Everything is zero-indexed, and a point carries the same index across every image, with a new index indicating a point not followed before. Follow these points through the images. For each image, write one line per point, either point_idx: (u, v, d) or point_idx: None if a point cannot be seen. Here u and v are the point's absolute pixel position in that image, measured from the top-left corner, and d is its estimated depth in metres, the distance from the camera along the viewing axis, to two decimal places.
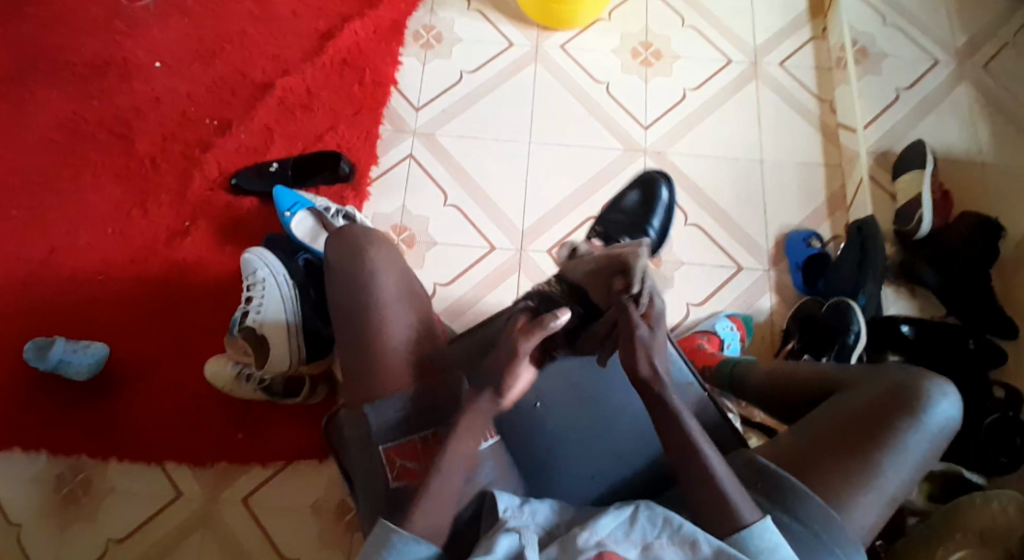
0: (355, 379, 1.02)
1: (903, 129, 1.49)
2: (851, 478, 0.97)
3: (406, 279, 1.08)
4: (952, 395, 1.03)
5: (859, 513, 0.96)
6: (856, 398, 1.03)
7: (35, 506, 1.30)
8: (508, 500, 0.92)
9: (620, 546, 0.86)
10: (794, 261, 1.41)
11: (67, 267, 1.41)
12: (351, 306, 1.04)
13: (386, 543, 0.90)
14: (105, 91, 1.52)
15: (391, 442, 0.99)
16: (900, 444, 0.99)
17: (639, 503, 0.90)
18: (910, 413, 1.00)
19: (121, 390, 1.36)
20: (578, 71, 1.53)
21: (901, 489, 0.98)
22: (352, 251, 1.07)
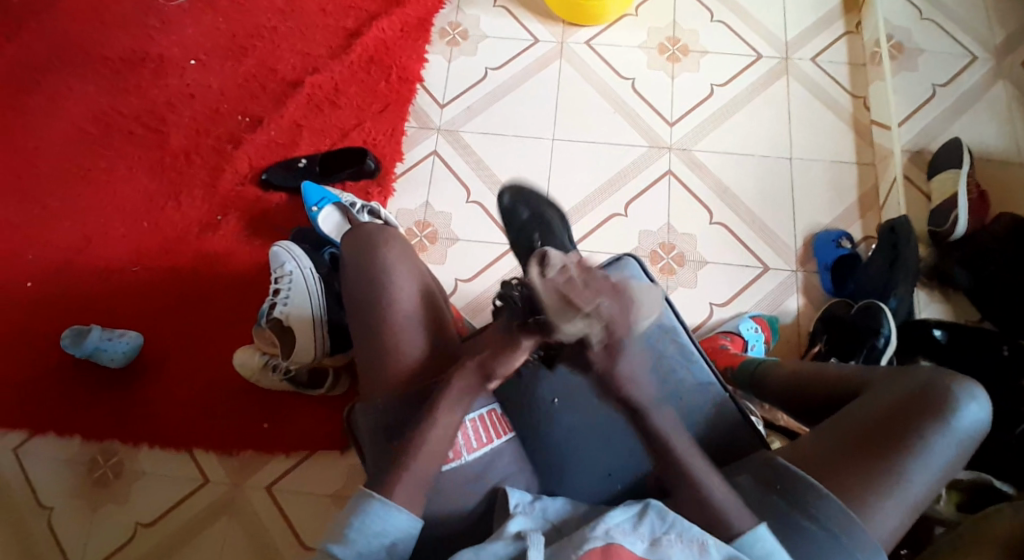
0: (371, 373, 1.03)
1: (939, 127, 1.44)
2: (872, 480, 0.95)
3: (417, 269, 1.08)
4: (981, 398, 1.00)
5: (881, 516, 0.94)
6: (880, 398, 1.01)
7: (67, 489, 1.35)
8: (519, 497, 0.95)
9: (627, 539, 0.85)
10: (822, 261, 1.38)
11: (103, 257, 1.45)
12: (364, 303, 1.04)
13: (359, 506, 0.92)
14: (141, 86, 1.57)
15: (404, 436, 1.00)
16: (924, 447, 0.96)
17: (649, 501, 0.89)
18: (935, 415, 0.98)
19: (152, 378, 1.40)
20: (603, 68, 1.52)
21: (925, 494, 0.96)
22: (363, 244, 1.07)
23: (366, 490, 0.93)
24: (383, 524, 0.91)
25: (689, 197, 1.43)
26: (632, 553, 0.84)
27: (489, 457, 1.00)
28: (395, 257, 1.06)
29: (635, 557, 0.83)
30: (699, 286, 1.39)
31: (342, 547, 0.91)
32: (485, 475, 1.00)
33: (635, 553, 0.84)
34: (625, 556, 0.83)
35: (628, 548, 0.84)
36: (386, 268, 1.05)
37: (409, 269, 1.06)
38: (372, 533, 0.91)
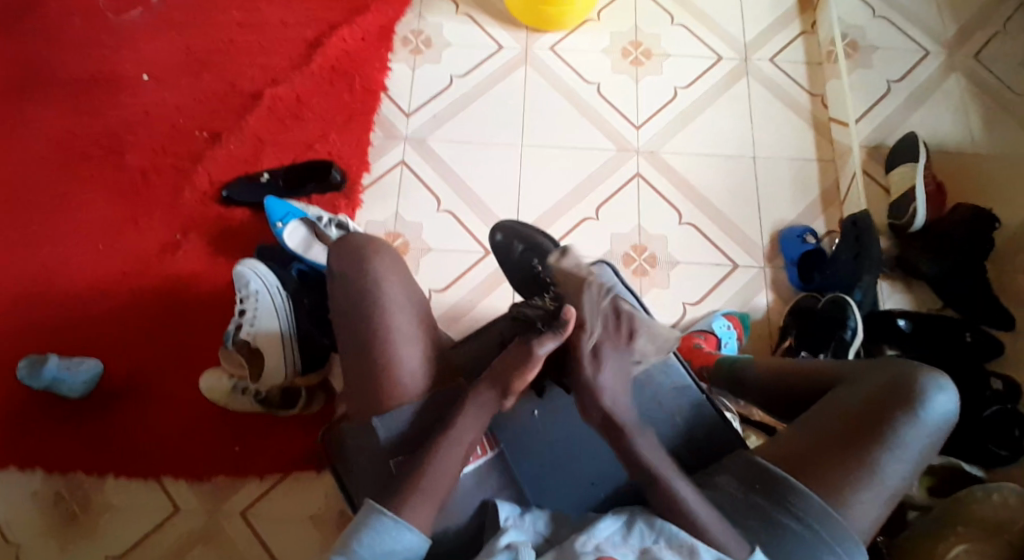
0: (362, 389, 1.01)
1: (895, 122, 1.49)
2: (849, 475, 0.96)
3: (407, 283, 1.07)
4: (950, 388, 1.01)
5: (859, 510, 0.95)
6: (854, 394, 1.02)
7: (32, 525, 1.29)
8: (509, 510, 0.95)
9: (616, 551, 0.88)
10: (788, 257, 1.41)
11: (60, 282, 1.40)
12: (358, 315, 1.03)
13: (367, 523, 0.90)
14: (92, 104, 1.51)
15: (400, 455, 0.99)
16: (898, 440, 0.97)
17: (639, 512, 0.92)
18: (907, 407, 0.98)
19: (117, 405, 1.35)
20: (569, 72, 1.52)
21: (901, 483, 0.97)
22: (354, 257, 1.06)
23: (379, 509, 0.91)
24: (394, 541, 0.90)
25: (659, 198, 1.44)
26: None
27: (479, 472, 1.01)
28: (387, 270, 1.05)
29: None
30: (672, 286, 1.40)
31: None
32: (479, 489, 1.00)
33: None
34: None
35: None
36: (379, 281, 1.04)
37: (401, 282, 1.05)
38: (383, 550, 0.90)
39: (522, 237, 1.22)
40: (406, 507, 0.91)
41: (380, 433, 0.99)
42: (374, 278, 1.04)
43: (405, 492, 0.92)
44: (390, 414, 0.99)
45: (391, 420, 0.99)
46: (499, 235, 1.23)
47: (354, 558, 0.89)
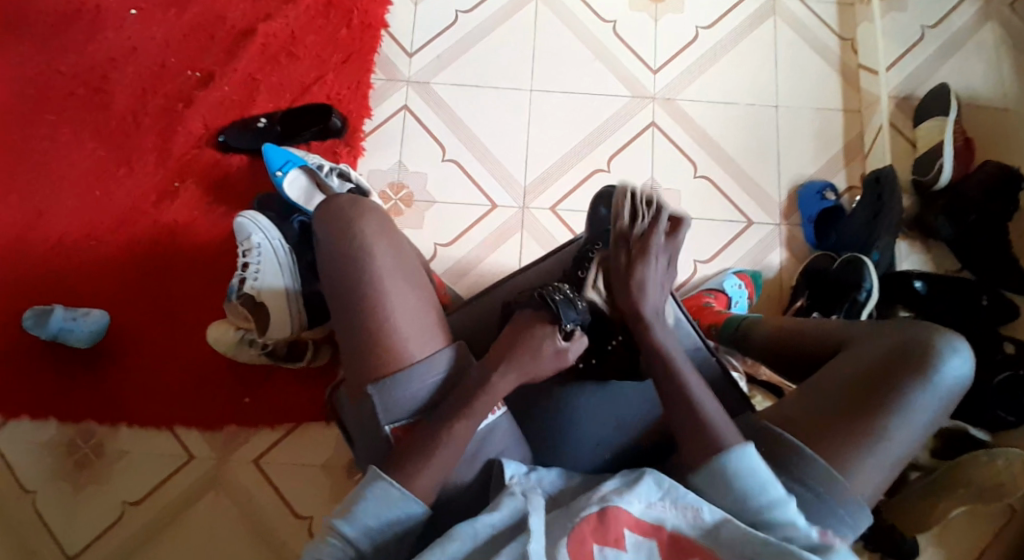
0: (357, 360, 0.96)
1: (926, 72, 1.41)
2: (855, 437, 0.90)
3: (398, 247, 1.01)
4: (964, 350, 0.94)
5: (866, 473, 0.89)
6: (862, 356, 0.95)
7: (46, 473, 1.31)
8: (514, 468, 0.90)
9: (625, 500, 0.83)
10: (806, 214, 1.36)
11: (58, 230, 1.37)
12: (349, 286, 0.97)
13: (363, 492, 0.89)
14: (80, 41, 1.45)
15: (399, 421, 0.95)
16: (906, 405, 0.91)
17: (644, 469, 0.85)
18: (920, 368, 0.92)
19: (122, 356, 1.35)
20: (583, 10, 1.45)
21: (909, 451, 0.91)
22: (339, 226, 0.99)
23: (381, 480, 0.89)
24: (392, 508, 0.89)
25: (674, 148, 1.39)
26: (631, 517, 0.82)
27: (488, 427, 0.95)
28: (376, 235, 0.99)
29: (631, 521, 0.82)
30: (684, 243, 1.36)
31: (348, 525, 0.88)
32: (482, 450, 0.94)
33: (631, 516, 0.82)
34: (622, 520, 0.81)
35: (626, 512, 0.82)
36: (367, 248, 0.98)
37: (390, 248, 0.99)
38: (379, 514, 0.88)
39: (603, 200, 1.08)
40: (412, 479, 0.89)
41: (375, 402, 0.94)
42: (362, 247, 0.98)
43: (411, 464, 0.90)
44: (385, 381, 0.94)
45: (385, 388, 0.94)
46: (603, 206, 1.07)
47: (352, 520, 0.88)
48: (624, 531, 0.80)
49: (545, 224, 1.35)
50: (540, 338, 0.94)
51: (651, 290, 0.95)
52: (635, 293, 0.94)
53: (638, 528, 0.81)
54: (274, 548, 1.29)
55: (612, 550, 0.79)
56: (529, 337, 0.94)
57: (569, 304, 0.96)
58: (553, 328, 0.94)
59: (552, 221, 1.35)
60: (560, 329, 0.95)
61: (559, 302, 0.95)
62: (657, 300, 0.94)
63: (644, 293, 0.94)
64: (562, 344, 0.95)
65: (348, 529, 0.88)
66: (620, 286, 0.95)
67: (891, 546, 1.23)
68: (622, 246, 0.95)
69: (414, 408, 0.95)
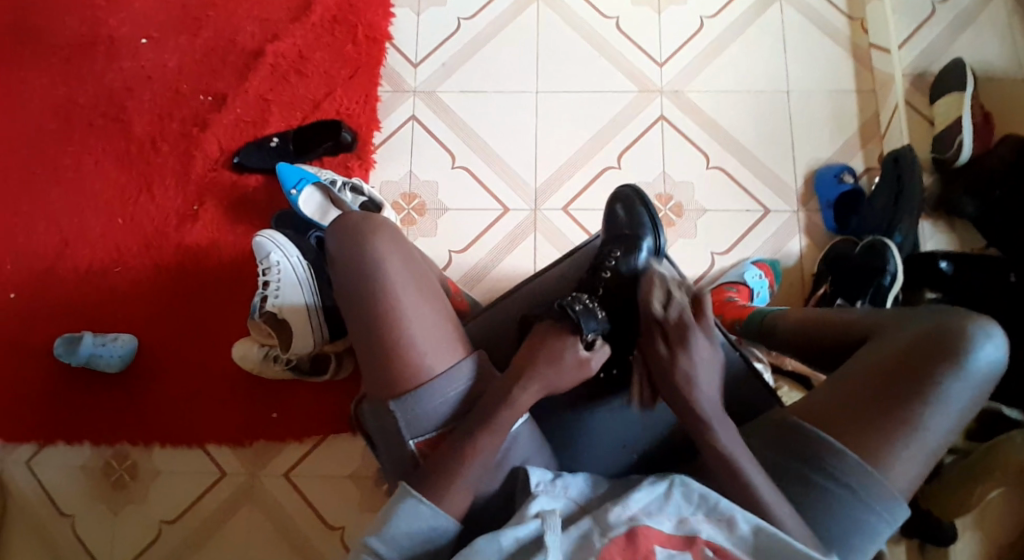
0: (378, 373, 0.97)
1: (941, 47, 1.37)
2: (887, 430, 0.88)
3: (410, 258, 1.02)
4: (997, 333, 0.91)
5: (900, 466, 0.88)
6: (891, 343, 0.93)
7: (85, 496, 1.35)
8: (540, 474, 0.91)
9: (654, 520, 0.83)
10: (824, 198, 1.34)
11: (84, 258, 1.41)
12: (365, 302, 0.98)
13: (395, 510, 0.89)
14: (95, 72, 1.48)
15: (422, 434, 0.96)
16: (939, 394, 0.88)
17: (674, 478, 0.86)
18: (952, 355, 0.89)
19: (152, 379, 1.37)
20: (585, 8, 1.44)
21: (944, 440, 0.89)
22: (352, 240, 1.00)
23: (411, 496, 0.89)
24: (422, 523, 0.89)
25: (685, 141, 1.37)
26: (663, 535, 0.82)
27: (512, 436, 0.95)
28: (388, 248, 1.00)
29: (663, 538, 0.82)
30: (700, 236, 1.34)
31: (381, 544, 0.89)
32: (507, 457, 0.95)
33: (663, 533, 0.83)
34: (654, 539, 0.82)
35: (656, 529, 0.83)
36: (381, 264, 0.98)
37: (403, 260, 1.00)
38: (411, 530, 0.89)
39: (618, 201, 1.08)
40: (441, 496, 0.90)
41: (399, 418, 0.95)
42: (375, 260, 0.99)
43: (438, 480, 0.91)
44: (407, 397, 0.95)
45: (407, 404, 0.95)
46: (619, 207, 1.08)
47: (383, 538, 0.89)
48: (656, 548, 0.81)
49: (558, 225, 1.34)
50: (562, 347, 0.94)
51: (703, 377, 0.89)
52: (685, 387, 0.88)
53: (670, 543, 0.82)
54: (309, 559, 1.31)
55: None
56: (547, 347, 0.94)
57: (589, 314, 0.95)
58: (575, 338, 0.94)
59: (565, 222, 1.35)
60: (581, 339, 0.95)
61: (579, 312, 0.95)
62: (710, 389, 0.88)
63: (695, 383, 0.88)
64: (583, 353, 0.95)
65: (382, 547, 0.89)
66: (667, 379, 0.89)
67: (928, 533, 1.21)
68: (658, 333, 0.89)
69: (437, 421, 0.96)
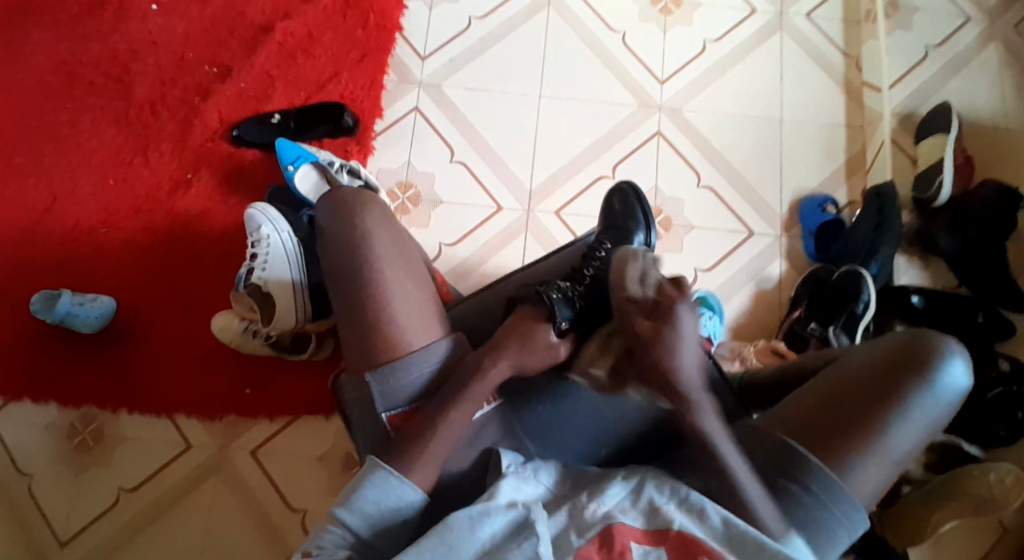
0: (357, 344, 0.97)
1: (929, 91, 1.43)
2: (853, 439, 0.90)
3: (397, 239, 1.02)
4: (963, 357, 0.93)
5: (862, 475, 0.90)
6: (862, 358, 0.95)
7: (47, 457, 1.32)
8: (511, 457, 0.91)
9: (628, 516, 0.83)
10: (807, 226, 1.37)
11: (70, 216, 1.39)
12: (351, 278, 0.98)
13: (368, 478, 0.89)
14: (99, 31, 1.48)
15: (395, 408, 0.95)
16: (903, 409, 0.91)
17: (647, 475, 0.86)
18: (923, 374, 0.92)
19: (126, 343, 1.36)
20: (593, 19, 1.48)
21: (907, 453, 0.91)
22: (343, 216, 1.00)
23: (379, 468, 0.89)
24: (392, 493, 0.88)
25: (678, 157, 1.41)
26: (636, 531, 0.82)
27: (481, 421, 0.98)
28: (377, 226, 1.00)
29: (637, 534, 0.82)
30: (685, 251, 1.37)
31: (349, 514, 0.88)
32: (476, 440, 0.97)
33: (637, 528, 0.83)
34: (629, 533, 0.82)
35: (631, 526, 0.83)
36: (368, 240, 0.99)
37: (391, 238, 1.00)
38: (379, 501, 0.88)
39: (614, 193, 1.15)
40: (410, 467, 0.90)
41: (373, 390, 0.95)
42: (363, 237, 0.99)
43: (410, 451, 0.90)
44: (384, 369, 0.94)
45: (383, 375, 0.94)
46: (613, 198, 1.15)
47: (351, 509, 0.88)
48: (630, 543, 0.81)
49: (549, 227, 1.37)
50: (535, 330, 0.96)
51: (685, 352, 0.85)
52: (667, 360, 0.84)
53: (645, 540, 0.82)
54: (270, 537, 1.30)
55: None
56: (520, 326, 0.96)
57: (566, 301, 0.97)
58: (547, 323, 0.96)
59: (557, 225, 1.37)
60: (554, 326, 0.96)
61: (555, 299, 0.97)
62: (691, 364, 0.85)
63: (679, 359, 0.84)
64: (555, 339, 0.96)
65: (354, 516, 0.87)
66: (648, 350, 0.85)
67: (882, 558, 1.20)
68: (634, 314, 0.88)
69: (412, 394, 0.95)
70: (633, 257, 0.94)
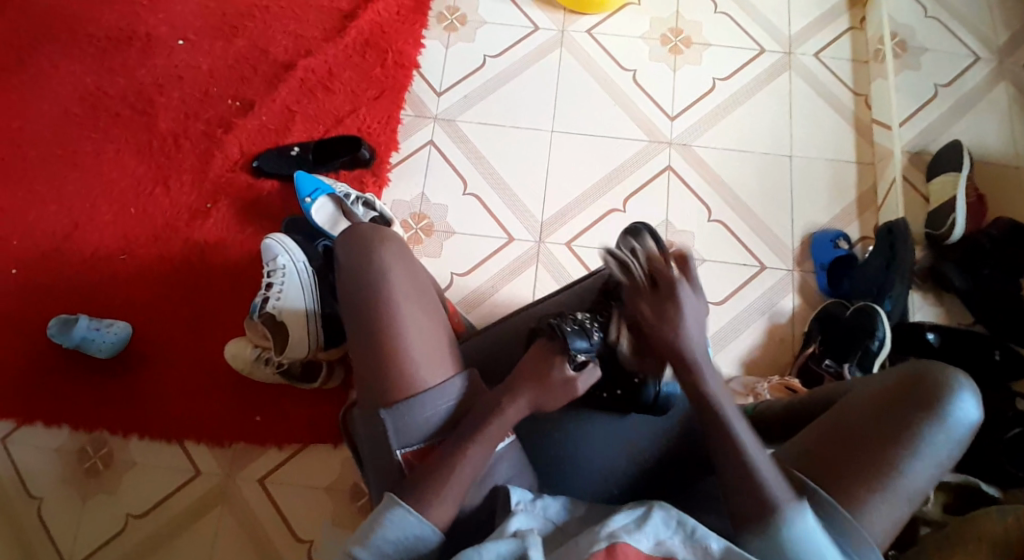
0: (372, 380, 0.94)
1: (939, 129, 1.45)
2: (862, 477, 0.88)
3: (415, 273, 1.00)
4: (973, 390, 0.90)
5: (873, 514, 0.87)
6: (869, 392, 0.93)
7: (56, 481, 1.33)
8: (521, 493, 0.89)
9: (633, 537, 0.81)
10: (819, 261, 1.37)
11: (91, 244, 1.42)
12: (366, 311, 0.96)
13: (386, 515, 0.86)
14: (128, 66, 1.53)
15: (411, 445, 0.93)
16: (913, 444, 0.88)
17: (655, 503, 0.84)
18: (932, 408, 0.89)
19: (139, 367, 1.37)
20: (605, 58, 1.52)
21: (920, 490, 0.88)
22: (361, 247, 0.98)
23: (398, 506, 0.86)
24: (409, 534, 0.86)
25: (689, 191, 1.42)
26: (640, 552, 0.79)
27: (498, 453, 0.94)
28: (396, 259, 0.98)
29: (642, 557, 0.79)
30: None
31: (366, 551, 0.85)
32: (491, 474, 0.93)
33: (641, 552, 0.80)
34: (632, 557, 0.79)
35: (635, 547, 0.80)
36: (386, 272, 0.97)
37: (409, 271, 0.98)
38: (396, 539, 0.86)
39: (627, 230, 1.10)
40: (423, 503, 0.87)
41: (388, 425, 0.93)
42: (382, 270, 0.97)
43: (424, 488, 0.87)
44: (399, 405, 0.92)
45: (399, 412, 0.92)
46: None
47: (367, 546, 0.85)
48: None
49: (559, 258, 1.38)
50: (549, 364, 0.91)
51: (690, 329, 0.86)
52: (677, 338, 0.86)
53: None
54: None
55: None
56: (535, 363, 0.92)
57: (581, 333, 0.91)
58: (563, 356, 0.91)
59: (567, 256, 1.38)
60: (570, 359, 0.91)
61: (570, 330, 0.92)
62: (700, 339, 0.86)
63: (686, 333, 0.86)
64: (571, 372, 0.91)
65: (365, 555, 0.85)
66: (656, 332, 0.86)
67: None
68: (642, 297, 0.87)
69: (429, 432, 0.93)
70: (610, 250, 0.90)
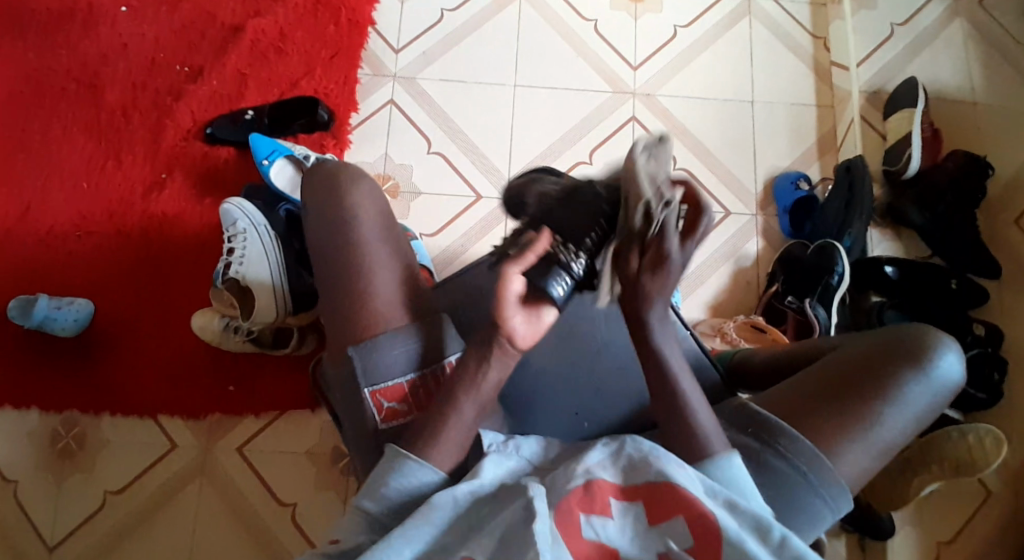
0: (341, 327, 0.92)
1: (896, 67, 1.47)
2: (840, 422, 0.89)
3: (385, 218, 0.98)
4: (956, 352, 0.93)
5: (848, 457, 0.88)
6: (855, 346, 0.94)
7: (29, 465, 1.30)
8: (493, 436, 0.88)
9: (606, 474, 0.81)
10: (782, 204, 1.39)
11: (46, 222, 1.38)
12: (335, 257, 0.94)
13: (395, 468, 0.84)
14: (68, 36, 1.47)
15: (379, 385, 0.91)
16: (894, 396, 0.89)
17: (626, 437, 0.85)
18: (915, 364, 0.91)
19: (106, 345, 1.34)
20: (567, 9, 1.50)
21: (895, 442, 0.90)
22: (330, 190, 0.97)
23: (405, 458, 0.84)
24: (416, 486, 0.84)
25: None
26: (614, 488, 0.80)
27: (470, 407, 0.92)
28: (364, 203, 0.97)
29: (616, 492, 0.80)
30: None
31: (373, 503, 0.84)
32: None
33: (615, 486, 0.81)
34: (607, 491, 0.80)
35: (607, 481, 0.81)
36: (355, 218, 0.96)
37: (378, 218, 0.97)
38: (405, 492, 0.84)
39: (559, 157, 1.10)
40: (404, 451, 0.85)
41: (356, 364, 0.91)
42: (351, 213, 0.96)
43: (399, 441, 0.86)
44: (365, 344, 0.91)
45: (365, 351, 0.91)
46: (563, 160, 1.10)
47: (376, 498, 0.84)
48: (610, 501, 0.79)
49: None
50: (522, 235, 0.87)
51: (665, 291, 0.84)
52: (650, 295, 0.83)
53: (622, 496, 0.80)
54: (257, 537, 1.28)
55: (599, 519, 0.77)
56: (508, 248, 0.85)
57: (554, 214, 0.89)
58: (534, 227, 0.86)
59: None
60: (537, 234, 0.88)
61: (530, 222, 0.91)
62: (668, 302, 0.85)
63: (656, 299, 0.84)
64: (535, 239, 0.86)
65: (374, 507, 0.84)
66: (631, 286, 0.84)
67: (871, 529, 1.21)
68: (635, 242, 0.82)
69: (397, 372, 0.91)
70: (648, 178, 0.83)
